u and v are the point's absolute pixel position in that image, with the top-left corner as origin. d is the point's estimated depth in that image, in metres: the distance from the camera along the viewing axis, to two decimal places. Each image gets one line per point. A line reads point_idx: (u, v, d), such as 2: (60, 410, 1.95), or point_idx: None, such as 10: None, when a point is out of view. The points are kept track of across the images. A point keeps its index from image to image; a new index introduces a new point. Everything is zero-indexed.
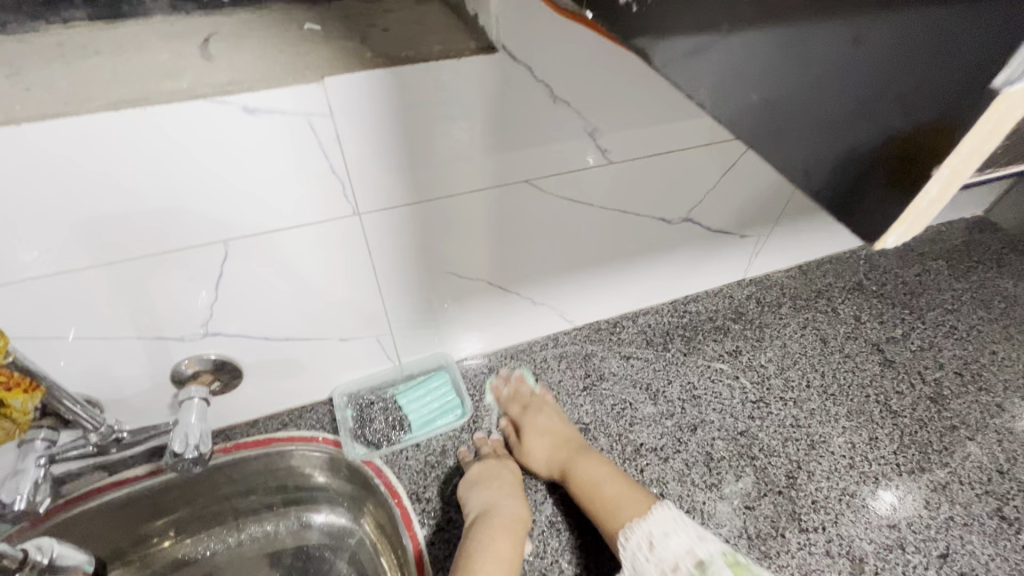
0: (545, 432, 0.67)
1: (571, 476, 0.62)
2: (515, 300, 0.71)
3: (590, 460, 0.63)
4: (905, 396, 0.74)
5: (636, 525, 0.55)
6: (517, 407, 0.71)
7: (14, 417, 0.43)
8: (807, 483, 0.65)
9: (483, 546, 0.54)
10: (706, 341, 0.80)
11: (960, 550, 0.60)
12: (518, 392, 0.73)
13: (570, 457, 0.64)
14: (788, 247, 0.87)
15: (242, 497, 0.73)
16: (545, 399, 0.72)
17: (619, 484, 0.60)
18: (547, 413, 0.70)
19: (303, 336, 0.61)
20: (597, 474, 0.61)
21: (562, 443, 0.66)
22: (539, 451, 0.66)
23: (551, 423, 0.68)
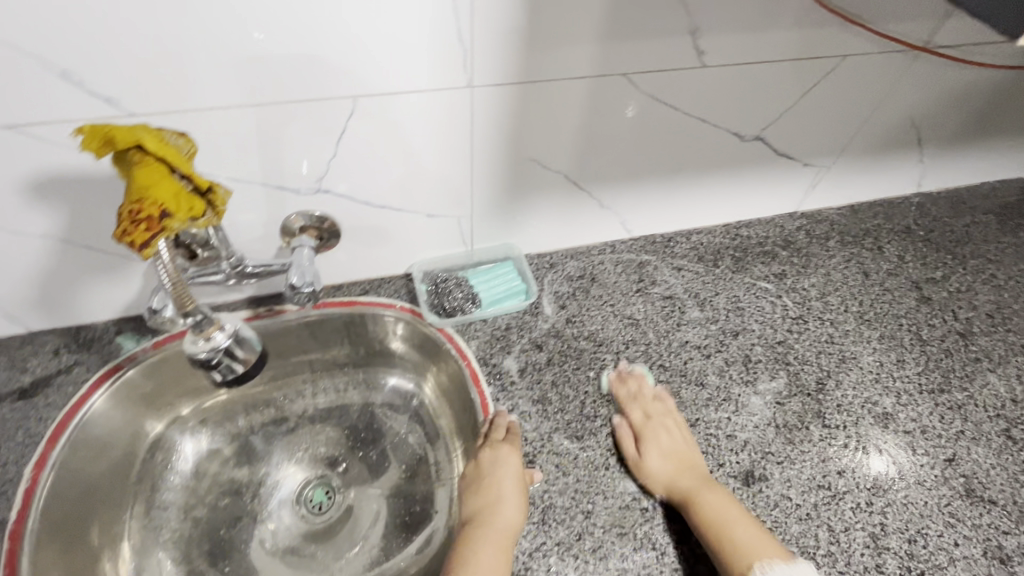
0: (666, 452, 0.63)
1: (696, 504, 0.58)
2: (586, 200, 0.76)
3: (715, 494, 0.59)
4: (936, 329, 0.79)
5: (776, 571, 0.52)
6: (640, 413, 0.66)
7: (217, 207, 0.44)
8: (834, 389, 0.72)
9: (469, 559, 0.55)
10: (754, 263, 0.85)
11: (966, 457, 0.67)
12: (641, 394, 0.68)
13: (694, 485, 0.60)
14: (846, 184, 0.89)
15: (319, 355, 0.82)
16: (670, 412, 0.67)
17: (752, 527, 0.56)
18: (671, 432, 0.65)
19: (398, 207, 0.67)
20: (727, 513, 0.57)
21: (685, 465, 0.62)
22: (659, 469, 0.62)
23: (673, 444, 0.64)
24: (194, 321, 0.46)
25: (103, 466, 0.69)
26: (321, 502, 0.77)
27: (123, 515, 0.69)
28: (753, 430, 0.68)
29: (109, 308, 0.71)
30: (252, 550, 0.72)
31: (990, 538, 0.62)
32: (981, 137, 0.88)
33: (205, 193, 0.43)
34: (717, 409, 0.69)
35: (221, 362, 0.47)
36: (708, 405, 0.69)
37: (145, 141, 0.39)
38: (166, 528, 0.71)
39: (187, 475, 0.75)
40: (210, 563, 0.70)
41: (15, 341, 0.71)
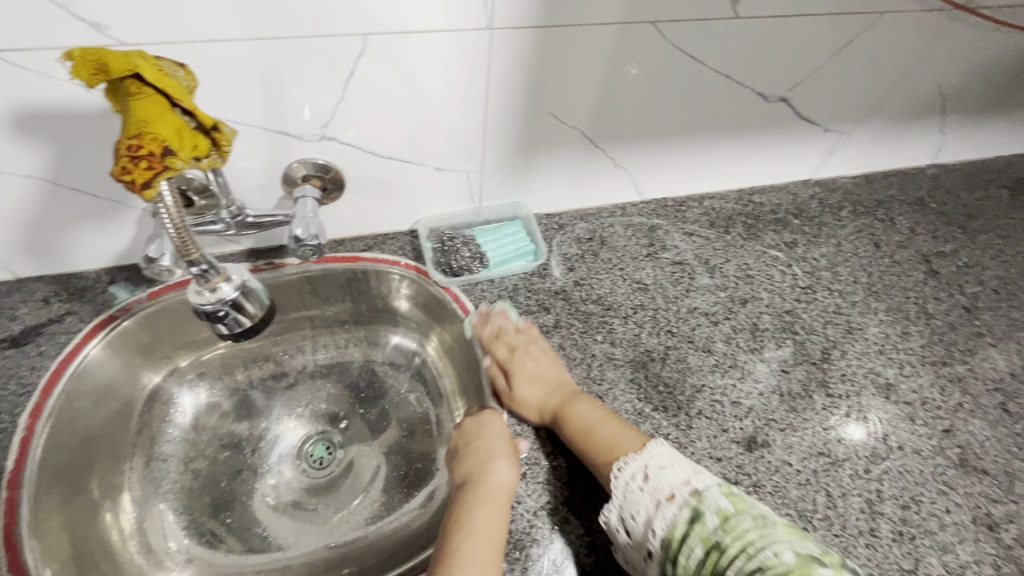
0: (534, 377, 0.64)
1: (566, 417, 0.61)
2: (599, 159, 0.73)
3: (583, 404, 0.61)
4: (943, 303, 0.79)
5: (628, 458, 0.54)
6: (504, 348, 0.67)
7: (224, 146, 0.43)
8: (839, 358, 0.72)
9: (464, 519, 0.53)
10: (765, 230, 0.83)
11: (962, 428, 0.68)
12: (504, 330, 0.68)
13: (562, 401, 0.62)
14: (865, 152, 0.87)
15: (319, 312, 0.80)
16: (533, 338, 0.67)
17: (615, 425, 0.59)
18: (538, 355, 0.66)
19: (406, 159, 0.64)
20: (590, 417, 0.60)
21: (550, 385, 0.64)
22: (530, 395, 0.63)
23: (542, 368, 0.65)
24: (198, 270, 0.44)
25: (101, 417, 0.67)
26: (322, 457, 0.77)
27: (123, 466, 0.69)
28: (757, 397, 0.68)
29: (101, 256, 0.68)
30: (254, 502, 0.72)
31: (980, 506, 0.63)
32: (1004, 107, 0.86)
33: (211, 130, 0.42)
34: (723, 375, 0.69)
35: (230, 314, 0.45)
36: (714, 371, 0.69)
37: (145, 69, 0.37)
38: (167, 479, 0.71)
39: (187, 428, 0.74)
40: (212, 514, 0.70)
41: (3, 288, 0.68)
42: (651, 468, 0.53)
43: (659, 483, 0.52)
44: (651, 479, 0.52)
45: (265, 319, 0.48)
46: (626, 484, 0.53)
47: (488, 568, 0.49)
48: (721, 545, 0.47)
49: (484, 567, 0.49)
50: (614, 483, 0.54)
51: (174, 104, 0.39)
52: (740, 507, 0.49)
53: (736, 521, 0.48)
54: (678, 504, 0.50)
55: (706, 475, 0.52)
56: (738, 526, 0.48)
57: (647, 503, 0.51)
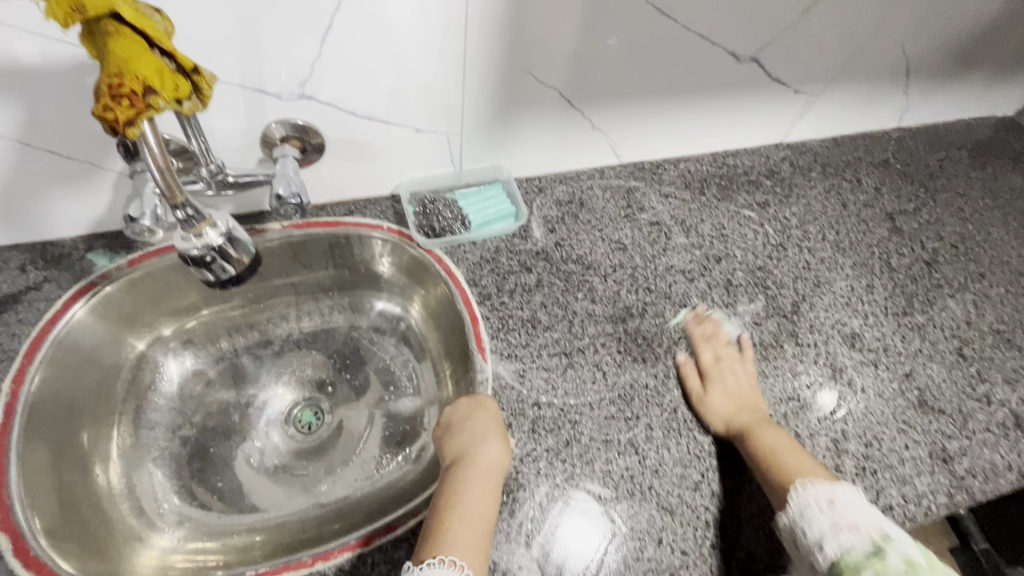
0: (731, 392, 0.65)
1: (756, 438, 0.60)
2: (577, 121, 0.74)
3: (771, 430, 0.61)
4: (905, 257, 0.83)
5: (817, 487, 0.53)
6: (710, 355, 0.68)
7: (204, 90, 0.43)
8: (808, 311, 0.75)
9: (456, 498, 0.53)
10: (739, 191, 0.86)
11: (921, 372, 0.73)
12: (715, 338, 0.70)
13: (752, 421, 0.62)
14: (833, 114, 0.90)
15: (303, 279, 0.80)
16: (742, 358, 0.68)
17: (808, 459, 0.58)
18: (738, 373, 0.66)
19: (385, 120, 0.65)
20: (777, 442, 0.59)
21: (744, 403, 0.64)
22: (718, 404, 0.64)
23: (741, 385, 0.65)
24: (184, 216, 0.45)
25: (85, 384, 0.67)
26: (311, 422, 0.78)
27: (109, 433, 0.69)
28: (731, 348, 0.71)
29: (77, 223, 0.67)
30: (243, 467, 0.73)
31: (937, 442, 0.68)
32: (963, 70, 0.90)
33: (192, 71, 0.42)
34: (698, 328, 0.72)
35: (218, 261, 0.47)
36: (690, 325, 0.72)
37: (123, 9, 0.37)
38: (155, 446, 0.71)
39: (173, 396, 0.74)
40: (202, 478, 0.71)
41: None
42: (839, 497, 0.52)
43: (846, 513, 0.51)
44: (836, 506, 0.52)
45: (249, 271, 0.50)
46: (804, 504, 0.53)
47: (479, 550, 0.49)
48: None
49: (474, 548, 0.49)
50: (792, 503, 0.54)
51: (152, 45, 0.39)
52: (933, 567, 0.47)
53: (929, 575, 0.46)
54: (863, 537, 0.49)
55: (902, 531, 0.50)
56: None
57: (824, 525, 0.51)
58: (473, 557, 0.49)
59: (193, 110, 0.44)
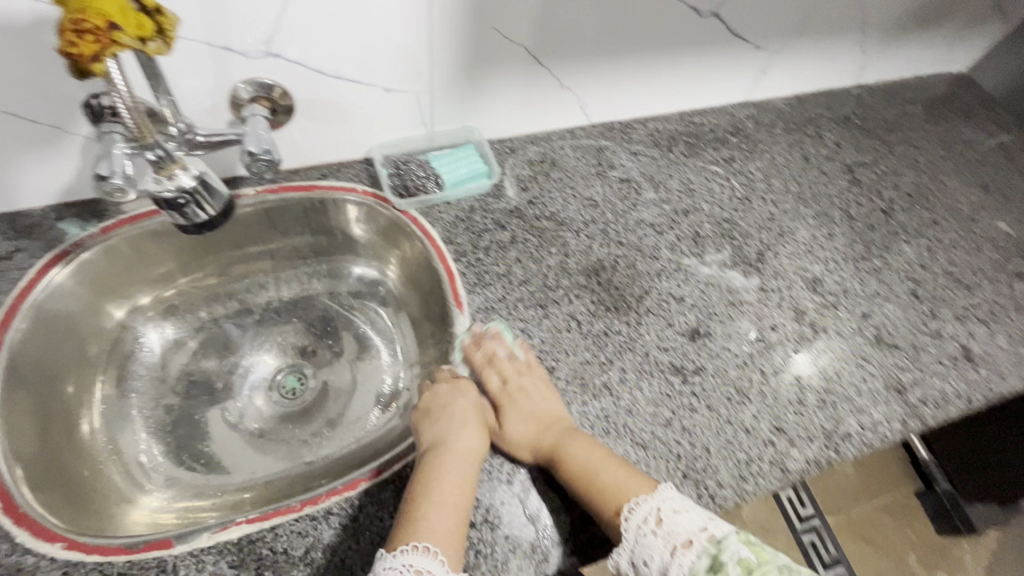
0: (527, 415, 0.61)
1: (561, 459, 0.57)
2: (546, 79, 0.75)
3: (579, 443, 0.58)
4: (864, 207, 0.87)
5: (642, 505, 0.52)
6: (495, 378, 0.65)
7: (168, 33, 0.45)
8: (772, 259, 0.79)
9: (430, 485, 0.54)
10: (705, 148, 0.89)
11: (878, 312, 0.77)
12: (490, 356, 0.66)
13: (558, 438, 0.59)
14: (795, 71, 0.92)
15: (280, 246, 0.81)
16: (530, 369, 0.64)
17: (618, 468, 0.56)
18: (535, 391, 0.63)
19: (354, 78, 0.65)
20: (590, 460, 0.56)
21: (544, 421, 0.61)
22: (519, 432, 0.60)
23: (536, 404, 0.62)
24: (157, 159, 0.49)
25: (64, 353, 0.68)
26: (294, 387, 0.80)
27: (92, 401, 0.70)
28: (699, 295, 0.74)
29: (47, 192, 0.67)
30: (229, 431, 0.74)
31: (892, 375, 0.72)
32: (917, 24, 0.93)
33: (154, 13, 0.44)
34: (668, 277, 0.74)
35: (189, 202, 0.49)
36: (660, 274, 0.74)
37: None
38: (139, 414, 0.72)
39: (155, 365, 0.75)
40: (188, 442, 0.72)
41: None
42: (663, 511, 0.52)
43: (673, 528, 0.51)
44: (663, 523, 0.51)
45: (221, 217, 0.53)
46: (636, 530, 0.51)
47: (453, 535, 0.51)
48: None
49: (449, 535, 0.51)
50: (625, 533, 0.52)
51: None
52: (762, 555, 0.48)
53: (760, 569, 0.47)
54: (698, 550, 0.49)
55: (723, 522, 0.51)
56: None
57: (661, 550, 0.50)
58: (446, 543, 0.50)
59: (158, 53, 0.46)
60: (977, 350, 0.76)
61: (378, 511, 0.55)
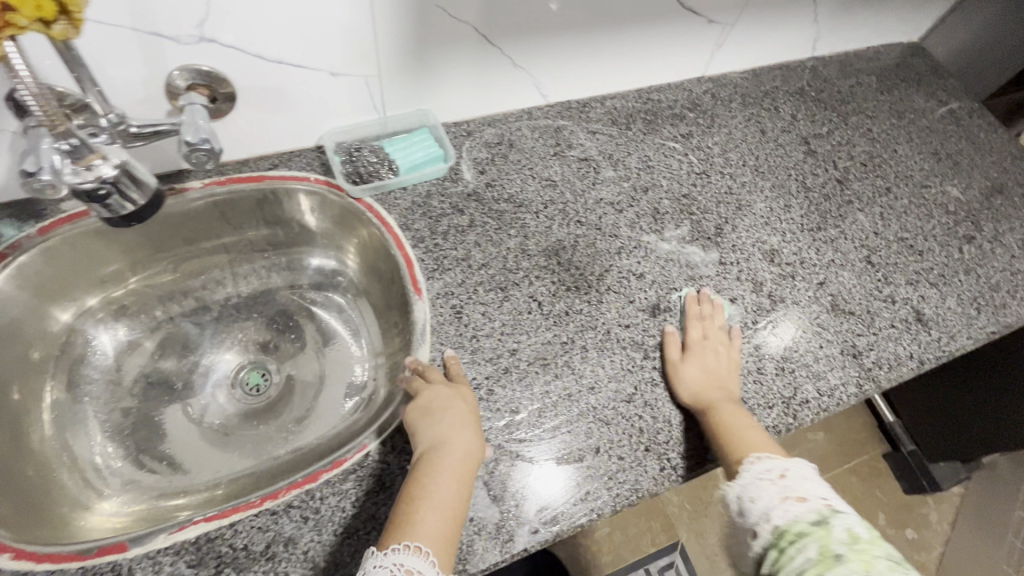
0: (704, 368, 0.65)
1: (717, 413, 0.61)
2: (497, 59, 0.74)
3: (739, 411, 0.62)
4: (819, 177, 0.88)
5: (768, 461, 0.55)
6: (699, 330, 0.68)
7: (71, 13, 0.44)
8: (730, 232, 0.80)
9: (429, 489, 0.51)
10: (663, 124, 0.89)
11: (833, 280, 0.78)
12: (707, 316, 0.70)
13: (720, 399, 0.63)
14: (750, 44, 0.93)
15: (235, 240, 0.79)
16: (722, 339, 0.69)
17: (764, 439, 0.59)
18: (724, 352, 0.67)
19: (297, 62, 0.63)
20: (739, 424, 0.60)
21: (715, 380, 0.64)
22: (692, 375, 0.64)
23: (718, 363, 0.66)
24: (74, 148, 0.48)
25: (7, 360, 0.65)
26: (258, 384, 0.79)
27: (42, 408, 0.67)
28: (659, 271, 0.74)
29: None
30: (191, 431, 0.73)
31: (847, 340, 0.74)
32: None
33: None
34: (628, 254, 0.75)
35: (111, 192, 0.49)
36: (621, 252, 0.75)
37: None
38: (94, 418, 0.70)
39: (109, 368, 0.73)
40: (147, 445, 0.71)
41: None
42: (791, 472, 0.55)
43: (793, 485, 0.53)
44: (786, 478, 0.54)
45: (150, 208, 0.53)
46: (759, 474, 0.55)
47: (449, 543, 0.48)
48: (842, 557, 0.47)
49: (445, 542, 0.48)
50: (746, 474, 0.55)
51: None
52: (872, 539, 0.49)
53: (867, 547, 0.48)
54: (809, 506, 0.51)
55: (845, 506, 0.52)
56: (868, 551, 0.47)
57: (774, 495, 0.53)
58: (443, 552, 0.47)
59: (64, 35, 0.44)
60: (928, 313, 0.78)
61: (339, 502, 0.54)
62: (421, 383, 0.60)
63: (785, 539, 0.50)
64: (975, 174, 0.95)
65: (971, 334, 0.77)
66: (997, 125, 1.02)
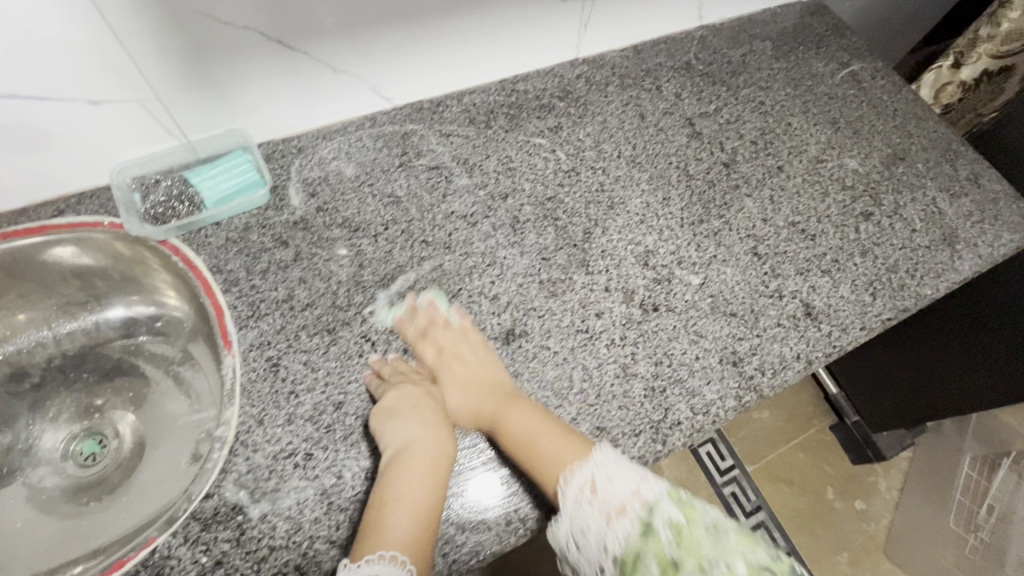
0: (466, 383, 0.60)
1: (503, 429, 0.56)
2: (309, 64, 0.64)
3: (518, 412, 0.57)
4: (703, 163, 0.81)
5: (578, 475, 0.52)
6: (430, 349, 0.62)
7: None
8: (600, 236, 0.72)
9: (402, 490, 0.50)
10: (528, 118, 0.80)
11: (715, 279, 0.71)
12: (432, 325, 0.63)
13: (498, 407, 0.58)
14: (621, 20, 0.84)
15: (43, 299, 0.68)
16: (465, 337, 0.63)
17: (556, 436, 0.55)
18: (467, 356, 0.61)
19: (37, 94, 0.54)
20: (528, 428, 0.56)
21: (487, 390, 0.59)
22: (461, 401, 0.60)
23: (471, 370, 0.61)
24: None
25: None
26: (94, 452, 0.71)
27: None
28: (516, 290, 0.67)
29: None
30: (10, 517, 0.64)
31: (727, 346, 0.67)
32: None
33: None
34: (480, 274, 0.67)
35: None
36: (472, 273, 0.67)
37: None
38: None
39: None
40: None
41: None
42: (598, 479, 0.52)
43: (605, 497, 0.52)
44: (597, 492, 0.52)
45: None
46: (572, 500, 0.51)
47: (423, 544, 0.49)
48: (678, 559, 0.48)
49: (418, 542, 0.48)
50: (562, 501, 0.52)
51: None
52: (689, 513, 0.51)
53: (689, 530, 0.50)
54: (630, 518, 0.51)
55: (654, 481, 0.53)
56: (692, 536, 0.49)
57: (596, 520, 0.51)
58: (417, 552, 0.48)
59: None
60: (819, 305, 0.72)
61: None
62: (386, 383, 0.58)
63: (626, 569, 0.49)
64: (876, 142, 0.88)
65: (865, 324, 0.71)
66: (902, 85, 0.95)
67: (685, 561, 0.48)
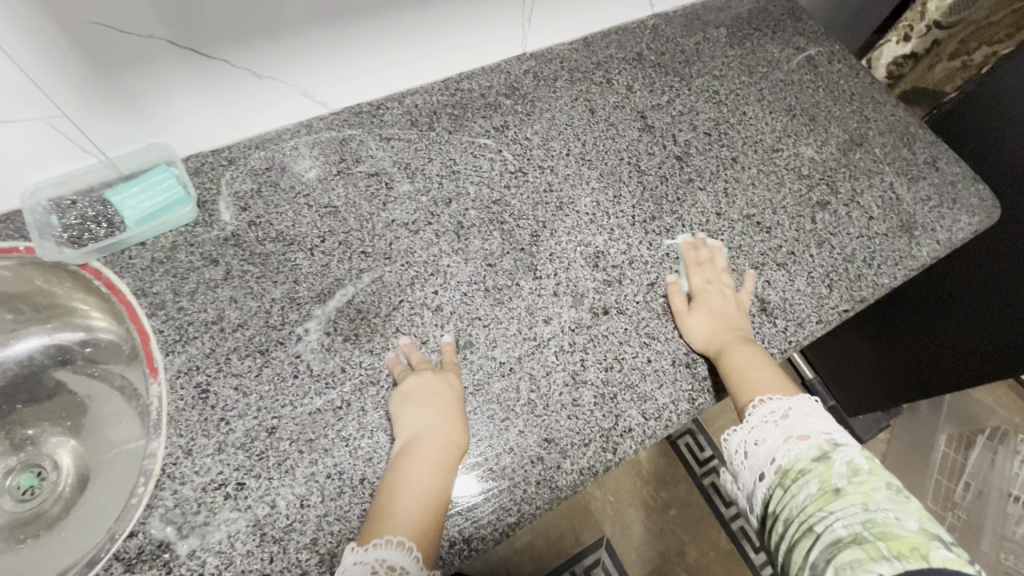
0: (714, 312, 0.65)
1: (727, 359, 0.61)
2: (232, 72, 0.61)
3: (747, 350, 0.62)
4: (655, 157, 0.78)
5: (774, 402, 0.57)
6: (698, 277, 0.68)
7: None
8: (548, 239, 0.70)
9: (408, 479, 0.51)
10: (474, 118, 0.77)
11: (667, 278, 0.69)
12: (700, 259, 0.70)
13: (729, 340, 0.63)
14: (567, 12, 0.81)
15: None
16: (722, 279, 0.68)
17: (767, 372, 0.60)
18: (725, 295, 0.67)
19: None
20: (749, 361, 0.61)
21: (724, 322, 0.64)
22: (699, 325, 0.64)
23: (724, 305, 0.66)
24: None
25: None
26: (32, 485, 0.67)
27: None
28: (461, 299, 0.64)
29: None
30: None
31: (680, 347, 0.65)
32: None
33: None
34: (422, 285, 0.64)
35: None
36: (413, 284, 0.64)
37: None
38: None
39: None
40: None
41: None
42: (795, 412, 0.56)
43: (797, 426, 0.54)
44: (789, 419, 0.55)
45: None
46: (767, 417, 0.56)
47: (429, 530, 0.49)
48: (842, 492, 0.48)
49: (421, 528, 0.49)
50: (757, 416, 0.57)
51: None
52: (875, 471, 0.49)
53: (866, 480, 0.48)
54: (811, 444, 0.52)
55: (848, 437, 0.53)
56: (868, 483, 0.48)
57: (777, 436, 0.54)
58: (422, 537, 0.48)
59: None
60: (774, 300, 0.70)
61: None
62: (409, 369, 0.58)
63: (786, 479, 0.51)
64: (833, 128, 0.86)
65: (821, 316, 0.70)
66: (859, 69, 0.93)
67: (849, 495, 0.48)
